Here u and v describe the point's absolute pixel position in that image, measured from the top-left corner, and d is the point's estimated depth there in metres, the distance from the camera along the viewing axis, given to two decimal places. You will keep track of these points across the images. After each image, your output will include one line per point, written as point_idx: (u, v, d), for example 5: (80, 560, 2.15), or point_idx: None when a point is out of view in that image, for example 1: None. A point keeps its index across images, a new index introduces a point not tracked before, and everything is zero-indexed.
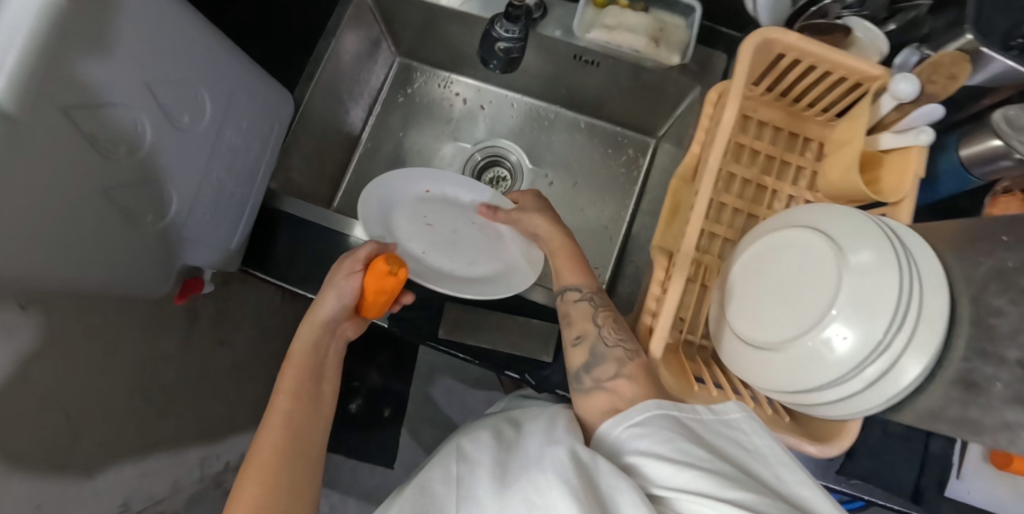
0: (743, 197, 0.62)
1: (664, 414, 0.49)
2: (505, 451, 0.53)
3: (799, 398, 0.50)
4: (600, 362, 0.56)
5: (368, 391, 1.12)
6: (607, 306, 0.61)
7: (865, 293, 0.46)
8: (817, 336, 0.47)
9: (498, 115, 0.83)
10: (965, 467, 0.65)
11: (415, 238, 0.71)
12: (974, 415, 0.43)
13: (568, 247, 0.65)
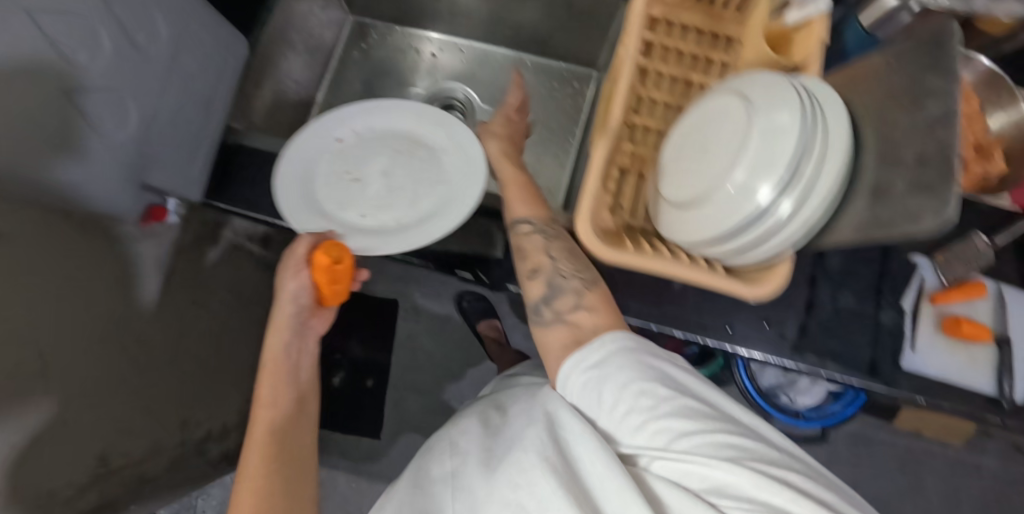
0: (672, 93, 0.66)
1: (620, 358, 0.46)
2: (490, 435, 0.52)
3: (728, 247, 0.51)
4: (558, 293, 0.55)
5: (351, 363, 1.13)
6: (560, 236, 0.60)
7: (774, 133, 0.48)
8: (734, 184, 0.48)
9: (448, 62, 0.88)
10: (917, 340, 0.67)
11: (349, 199, 0.68)
12: (883, 218, 0.43)
13: (520, 183, 0.65)
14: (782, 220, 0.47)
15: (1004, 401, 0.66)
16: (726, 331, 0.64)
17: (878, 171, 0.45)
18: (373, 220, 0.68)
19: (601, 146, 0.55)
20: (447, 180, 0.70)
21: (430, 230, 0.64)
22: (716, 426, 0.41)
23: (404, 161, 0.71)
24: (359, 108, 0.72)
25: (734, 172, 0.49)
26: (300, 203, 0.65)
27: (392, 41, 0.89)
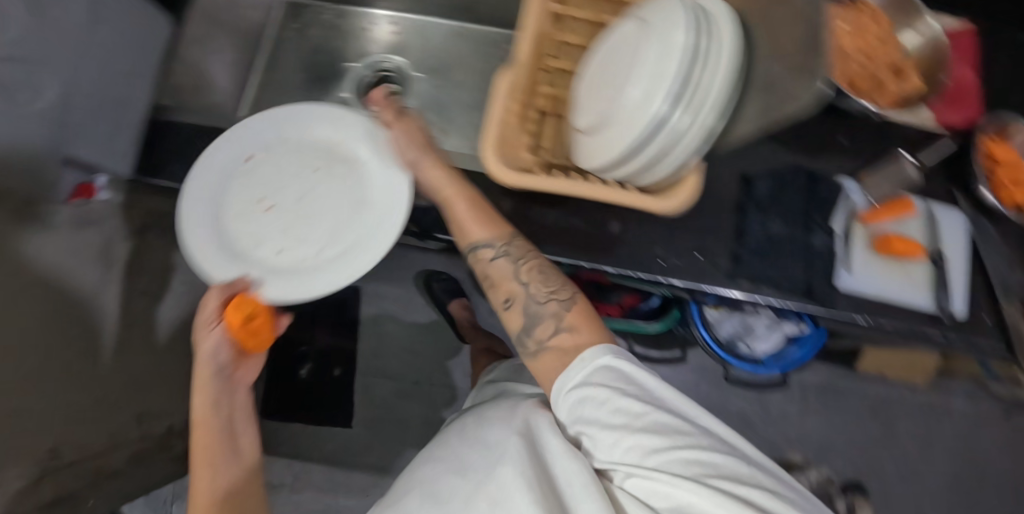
0: (581, 34, 0.66)
1: (598, 374, 0.45)
2: (462, 443, 0.52)
3: (636, 167, 0.51)
4: (536, 321, 0.52)
5: (317, 353, 1.12)
6: (525, 254, 0.57)
7: (665, 48, 0.48)
8: (630, 100, 0.49)
9: (381, 34, 0.89)
10: (850, 261, 0.67)
11: (264, 233, 0.62)
12: (771, 105, 0.43)
13: (470, 198, 0.59)
14: (678, 126, 0.47)
15: (942, 316, 0.66)
16: (658, 264, 0.64)
17: (766, 68, 0.45)
18: (289, 254, 0.61)
19: (506, 73, 0.56)
20: (369, 201, 0.63)
21: (348, 268, 0.58)
22: (688, 444, 0.40)
23: (320, 180, 0.65)
24: (268, 121, 0.66)
25: (629, 89, 0.50)
26: (207, 244, 0.59)
27: (326, 20, 0.90)
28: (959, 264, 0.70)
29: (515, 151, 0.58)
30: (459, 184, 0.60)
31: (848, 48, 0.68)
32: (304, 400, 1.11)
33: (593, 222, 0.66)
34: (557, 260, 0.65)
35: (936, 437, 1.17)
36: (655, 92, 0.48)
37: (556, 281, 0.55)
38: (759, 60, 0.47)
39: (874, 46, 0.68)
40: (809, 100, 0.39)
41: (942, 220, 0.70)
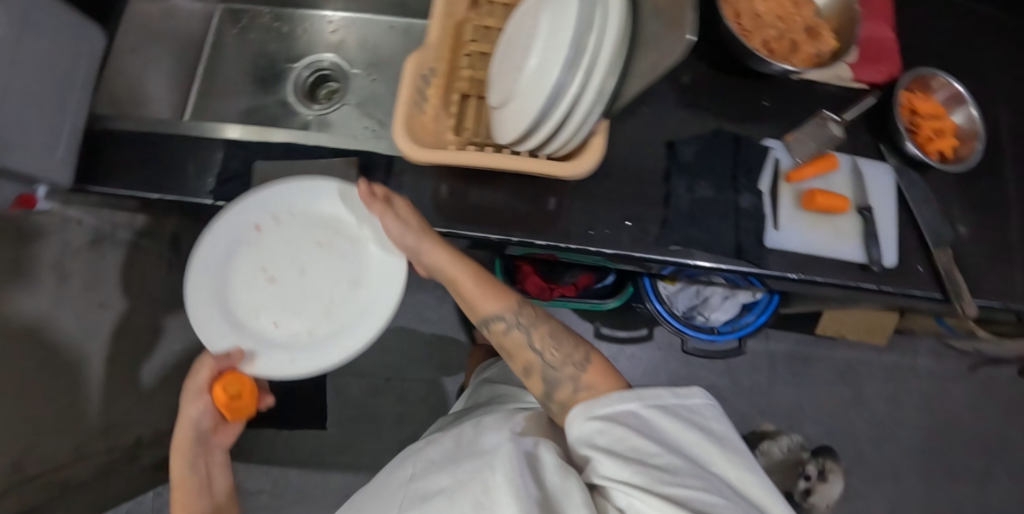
0: (493, 17, 0.67)
1: (623, 411, 0.48)
2: (456, 452, 0.52)
3: (546, 136, 0.53)
4: (556, 386, 0.55)
5: None
6: (535, 322, 0.60)
7: (559, 17, 0.49)
8: (529, 70, 0.51)
9: (316, 34, 0.90)
10: (780, 219, 0.68)
11: (265, 307, 0.63)
12: (654, 62, 0.45)
13: (478, 274, 0.62)
14: (575, 91, 0.49)
15: (872, 266, 0.68)
16: (587, 234, 0.65)
17: (653, 25, 0.47)
18: (285, 329, 0.63)
19: (421, 55, 0.60)
20: (370, 284, 0.64)
21: (342, 352, 0.60)
22: (694, 484, 0.42)
23: (326, 256, 0.65)
24: (281, 188, 0.64)
25: (529, 59, 0.52)
26: (209, 314, 0.60)
27: (262, 24, 0.90)
28: (887, 214, 0.71)
29: (438, 131, 0.62)
30: (462, 259, 0.61)
31: (763, 11, 0.70)
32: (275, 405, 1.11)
33: (523, 197, 0.66)
34: (487, 236, 0.66)
35: (899, 396, 1.20)
36: (552, 59, 0.49)
37: (566, 344, 0.58)
38: (647, 20, 0.48)
39: (788, 10, 0.71)
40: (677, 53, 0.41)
41: (867, 172, 0.71)
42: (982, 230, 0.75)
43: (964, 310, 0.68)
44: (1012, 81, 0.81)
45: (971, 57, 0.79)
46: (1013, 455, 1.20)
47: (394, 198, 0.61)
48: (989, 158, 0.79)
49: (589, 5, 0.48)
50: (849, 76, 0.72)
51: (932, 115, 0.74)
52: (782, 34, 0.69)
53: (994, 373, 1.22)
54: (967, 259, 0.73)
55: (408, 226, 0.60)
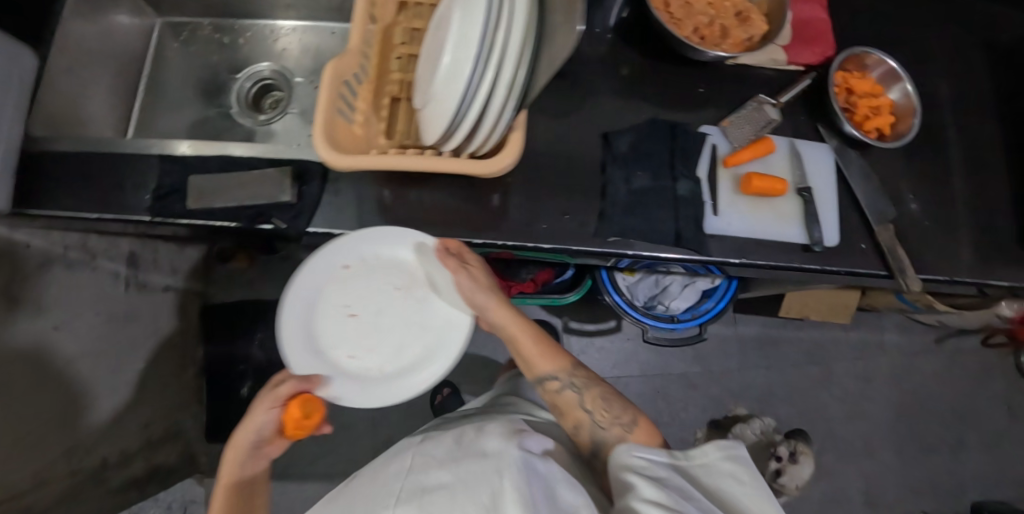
0: (414, 18, 0.68)
1: (661, 459, 0.52)
2: (456, 451, 0.55)
3: (466, 134, 0.53)
4: (603, 446, 0.62)
5: (256, 370, 1.11)
6: (588, 383, 0.65)
7: (469, 13, 0.50)
8: (444, 67, 0.51)
9: (257, 44, 0.90)
10: (719, 205, 0.68)
11: (343, 339, 0.65)
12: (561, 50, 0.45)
13: (525, 333, 0.65)
14: (488, 85, 0.49)
15: (813, 246, 0.68)
16: (525, 229, 0.66)
17: (560, 18, 0.47)
18: (359, 362, 0.65)
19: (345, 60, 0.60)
20: (436, 329, 0.67)
21: (408, 392, 0.64)
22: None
23: (403, 299, 0.67)
24: (359, 238, 0.64)
25: (444, 55, 0.51)
26: (297, 338, 0.63)
27: (205, 36, 0.90)
28: (826, 194, 0.71)
29: (369, 133, 0.63)
30: (517, 315, 0.65)
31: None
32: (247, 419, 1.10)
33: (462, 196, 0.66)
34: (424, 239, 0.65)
35: (869, 373, 1.22)
36: (464, 57, 0.49)
37: (616, 406, 0.63)
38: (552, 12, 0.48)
39: None
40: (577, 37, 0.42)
41: (805, 154, 0.72)
42: (920, 205, 0.77)
43: (909, 285, 0.69)
44: (944, 57, 0.82)
45: (901, 35, 0.81)
46: (980, 424, 1.23)
47: (468, 255, 0.63)
48: (927, 133, 0.80)
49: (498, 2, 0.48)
50: (783, 59, 0.73)
51: (868, 94, 0.75)
52: (712, 21, 0.69)
53: (959, 345, 1.24)
54: (907, 235, 0.75)
55: (480, 286, 0.62)
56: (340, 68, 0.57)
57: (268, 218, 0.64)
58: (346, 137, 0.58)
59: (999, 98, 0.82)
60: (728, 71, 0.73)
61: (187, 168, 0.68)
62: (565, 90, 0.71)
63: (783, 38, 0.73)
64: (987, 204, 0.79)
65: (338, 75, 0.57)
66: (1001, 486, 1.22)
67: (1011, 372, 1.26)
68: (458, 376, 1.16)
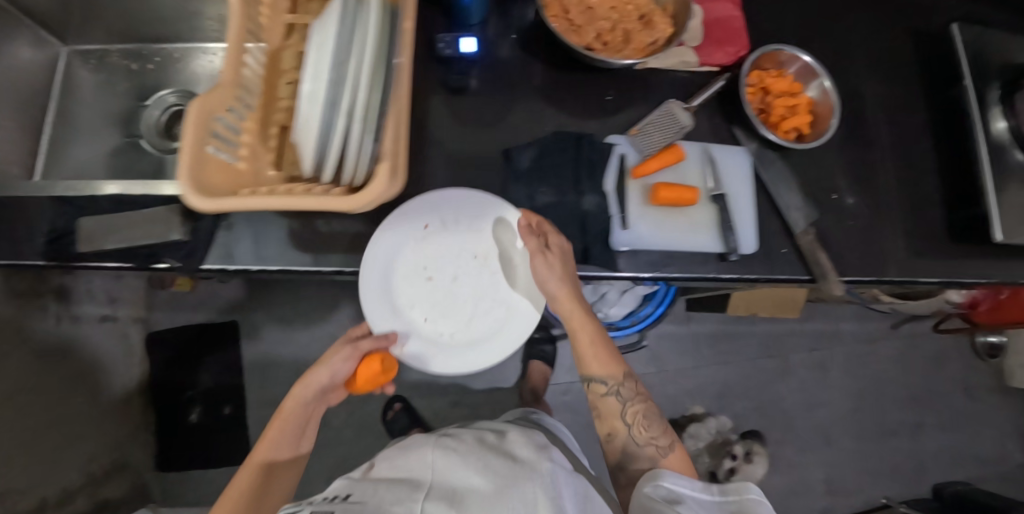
0: (294, 41, 0.66)
1: (688, 491, 0.63)
2: (481, 453, 0.68)
3: (331, 163, 0.50)
4: (633, 458, 0.68)
5: (205, 396, 1.10)
6: (633, 395, 0.69)
7: (322, 45, 0.48)
8: (304, 95, 0.49)
9: (166, 69, 0.88)
10: (628, 218, 0.66)
11: (418, 302, 0.66)
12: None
13: (598, 338, 0.68)
14: (343, 115, 0.47)
15: (729, 255, 0.66)
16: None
17: None
18: (432, 326, 0.66)
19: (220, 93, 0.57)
20: (508, 305, 0.67)
21: (465, 367, 0.64)
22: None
23: (481, 270, 0.67)
24: (440, 199, 0.64)
25: (304, 85, 0.50)
26: (376, 292, 0.64)
27: (110, 61, 0.87)
28: (743, 200, 0.69)
29: (257, 164, 0.62)
30: (577, 303, 0.63)
31: (595, 3, 0.67)
32: (195, 446, 1.09)
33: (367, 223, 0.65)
34: (320, 271, 0.64)
35: (826, 362, 1.22)
36: (319, 90, 0.48)
37: (656, 425, 0.69)
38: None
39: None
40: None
41: (719, 159, 0.70)
42: (846, 203, 0.76)
43: (831, 290, 0.68)
44: (869, 47, 0.80)
45: (821, 29, 0.79)
46: (935, 406, 1.25)
47: (551, 238, 0.62)
48: (853, 128, 0.79)
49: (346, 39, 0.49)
50: (694, 60, 0.70)
51: (786, 92, 0.72)
52: (615, 26, 0.67)
53: (914, 329, 1.25)
54: (832, 235, 0.74)
55: (558, 267, 0.61)
56: (213, 103, 0.55)
57: (161, 259, 0.63)
58: (226, 173, 0.57)
59: (927, 87, 0.80)
60: (638, 75, 0.71)
61: (79, 208, 0.65)
62: (469, 105, 0.69)
63: (694, 38, 0.71)
64: (914, 198, 0.78)
65: (211, 111, 0.55)
66: (956, 465, 1.24)
67: (963, 353, 1.27)
68: (411, 390, 1.16)
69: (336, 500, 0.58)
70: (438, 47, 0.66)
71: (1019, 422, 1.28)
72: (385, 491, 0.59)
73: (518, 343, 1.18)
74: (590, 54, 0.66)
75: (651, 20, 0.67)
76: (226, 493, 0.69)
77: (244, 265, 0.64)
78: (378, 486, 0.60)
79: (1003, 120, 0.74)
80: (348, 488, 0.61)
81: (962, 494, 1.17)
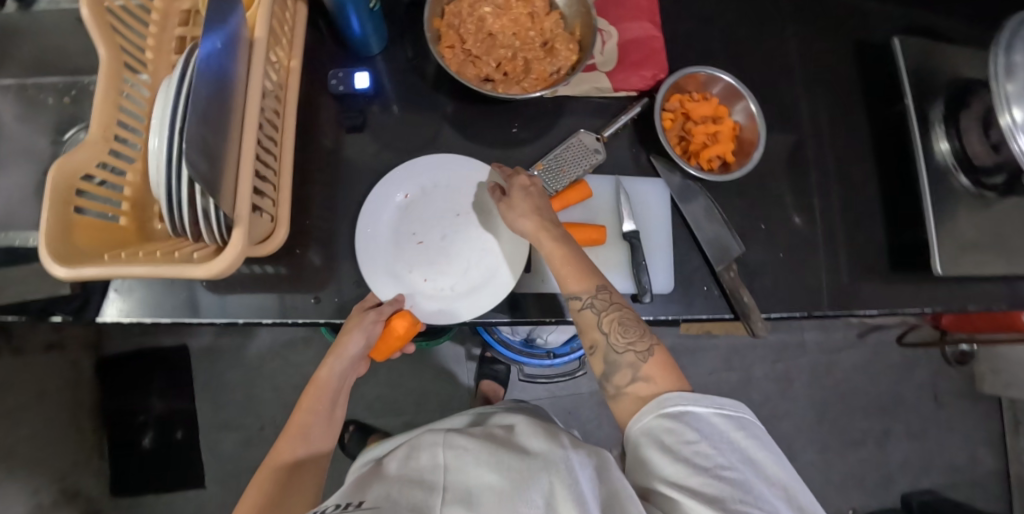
0: None
1: (689, 413, 0.50)
2: (490, 442, 0.55)
3: (181, 224, 0.49)
4: (615, 369, 0.55)
5: (157, 420, 1.11)
6: (611, 302, 0.58)
7: (163, 104, 0.48)
8: (153, 150, 0.48)
9: (85, 103, 0.82)
10: (532, 261, 0.66)
11: (412, 265, 0.64)
12: (210, 147, 0.43)
13: (567, 249, 0.59)
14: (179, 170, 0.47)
15: (642, 296, 0.64)
16: (312, 304, 0.64)
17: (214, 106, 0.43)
18: (432, 284, 0.64)
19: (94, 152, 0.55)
20: (501, 255, 0.65)
21: (476, 310, 0.62)
22: (762, 506, 0.45)
23: (468, 226, 0.66)
24: (414, 165, 0.65)
25: (153, 138, 0.49)
26: (371, 264, 0.62)
27: (27, 95, 0.82)
28: (655, 235, 0.68)
29: (142, 218, 0.60)
30: (563, 244, 0.59)
31: (496, 29, 0.63)
32: (147, 472, 1.10)
33: (271, 266, 0.64)
34: (213, 322, 0.63)
35: (789, 373, 1.20)
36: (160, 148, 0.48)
37: (636, 326, 0.57)
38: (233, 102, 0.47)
39: (524, 23, 0.64)
40: (188, 139, 0.39)
41: (633, 193, 0.68)
42: (777, 231, 0.72)
43: (754, 330, 0.65)
44: (805, 65, 0.77)
45: (750, 48, 0.76)
46: (904, 414, 1.22)
47: (518, 178, 0.63)
48: (788, 150, 0.75)
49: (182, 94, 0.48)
50: (608, 86, 0.67)
51: (709, 117, 0.68)
52: (516, 54, 0.64)
53: (881, 336, 1.22)
54: (761, 266, 0.70)
55: (536, 202, 0.61)
56: (79, 161, 0.53)
57: (52, 313, 0.61)
58: (103, 232, 0.55)
59: (865, 103, 0.77)
60: (546, 106, 0.69)
61: None
62: (380, 147, 0.68)
63: (606, 62, 0.67)
64: (854, 220, 0.74)
65: (75, 171, 0.53)
66: (926, 473, 1.21)
67: (933, 359, 1.24)
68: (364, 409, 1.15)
69: (349, 509, 0.46)
70: (331, 84, 0.65)
71: (992, 428, 1.24)
72: (397, 494, 0.47)
73: (471, 362, 1.18)
74: (490, 86, 0.63)
75: (553, 47, 0.64)
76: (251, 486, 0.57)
77: (139, 318, 0.62)
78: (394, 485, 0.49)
79: (946, 140, 0.70)
80: (356, 494, 0.49)
81: (929, 503, 1.15)
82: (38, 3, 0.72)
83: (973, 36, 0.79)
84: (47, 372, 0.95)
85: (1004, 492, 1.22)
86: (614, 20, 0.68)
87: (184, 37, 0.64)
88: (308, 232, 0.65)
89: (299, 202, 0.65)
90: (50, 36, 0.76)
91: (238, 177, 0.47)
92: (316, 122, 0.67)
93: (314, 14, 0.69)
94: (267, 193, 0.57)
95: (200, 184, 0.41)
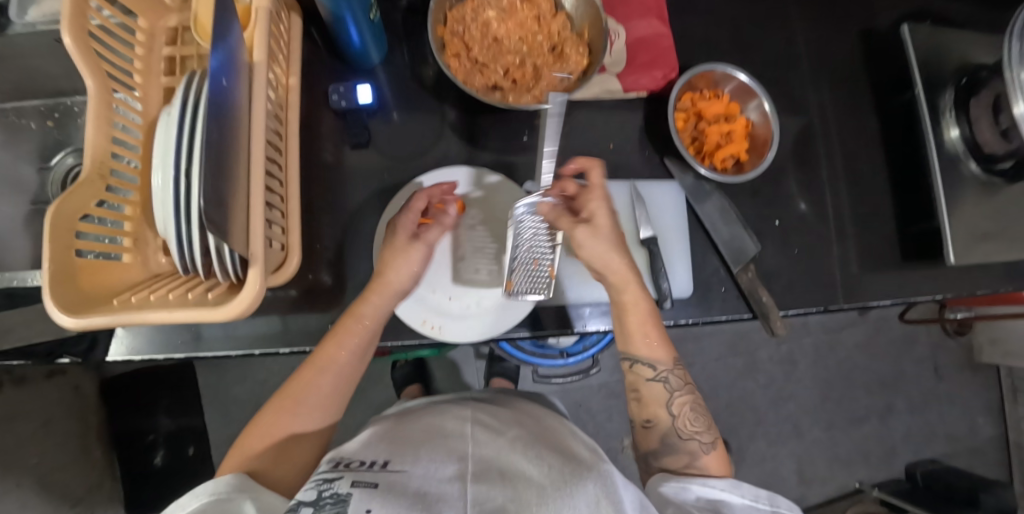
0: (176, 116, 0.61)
1: (720, 498, 0.52)
2: (526, 436, 0.52)
3: (193, 265, 0.47)
4: (670, 451, 0.57)
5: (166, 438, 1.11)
6: (681, 384, 0.59)
7: (166, 139, 0.46)
8: (156, 190, 0.46)
9: (69, 128, 0.78)
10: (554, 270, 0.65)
11: (439, 283, 0.63)
12: (220, 188, 0.41)
13: (643, 307, 0.59)
14: (182, 210, 0.45)
15: (662, 297, 0.64)
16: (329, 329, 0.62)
17: (220, 143, 0.41)
18: (459, 302, 0.63)
19: (91, 188, 0.52)
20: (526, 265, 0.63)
21: (499, 326, 0.61)
22: None
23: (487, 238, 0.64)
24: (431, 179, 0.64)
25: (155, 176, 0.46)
26: None
27: (7, 121, 0.77)
28: (676, 241, 0.67)
29: (146, 253, 0.57)
30: (636, 299, 0.59)
31: (502, 34, 0.61)
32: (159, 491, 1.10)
33: (281, 291, 0.62)
34: (227, 355, 0.61)
35: (792, 355, 1.23)
36: (161, 182, 0.46)
37: (701, 415, 0.58)
38: (238, 131, 0.45)
39: (530, 27, 0.61)
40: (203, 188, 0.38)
41: (648, 198, 0.67)
42: (792, 228, 0.72)
43: (773, 329, 0.64)
44: (814, 56, 0.76)
45: (756, 42, 0.75)
46: (906, 388, 1.25)
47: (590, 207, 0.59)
48: (797, 144, 0.74)
49: (180, 121, 0.45)
50: (618, 88, 0.65)
51: (721, 116, 0.67)
52: (524, 60, 0.61)
53: (883, 313, 1.25)
54: (778, 265, 0.70)
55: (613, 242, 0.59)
56: (76, 200, 0.51)
57: (61, 355, 0.60)
58: (107, 272, 0.52)
59: (873, 92, 0.77)
60: None
61: None
62: (384, 162, 0.66)
63: (616, 62, 0.65)
64: (866, 212, 0.74)
65: (71, 211, 0.50)
66: (929, 444, 1.25)
67: (933, 333, 1.27)
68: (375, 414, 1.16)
69: (374, 468, 0.45)
70: (332, 100, 0.62)
71: (991, 395, 1.28)
72: (422, 456, 0.46)
73: (480, 360, 1.18)
74: (499, 95, 0.61)
75: (562, 49, 0.61)
76: (247, 434, 0.54)
77: (150, 355, 0.61)
78: (433, 451, 0.47)
79: (956, 127, 0.70)
80: (390, 450, 0.48)
81: (932, 474, 1.18)
82: (12, 26, 0.66)
83: (980, 19, 0.79)
84: (52, 403, 0.91)
85: (1003, 457, 1.27)
86: (620, 19, 0.66)
87: (172, 57, 0.61)
88: (319, 256, 0.63)
89: (306, 226, 0.63)
90: (26, 58, 0.71)
91: (245, 209, 0.45)
92: (317, 138, 0.65)
93: (306, 24, 0.65)
94: (276, 221, 0.55)
95: (212, 232, 0.40)
